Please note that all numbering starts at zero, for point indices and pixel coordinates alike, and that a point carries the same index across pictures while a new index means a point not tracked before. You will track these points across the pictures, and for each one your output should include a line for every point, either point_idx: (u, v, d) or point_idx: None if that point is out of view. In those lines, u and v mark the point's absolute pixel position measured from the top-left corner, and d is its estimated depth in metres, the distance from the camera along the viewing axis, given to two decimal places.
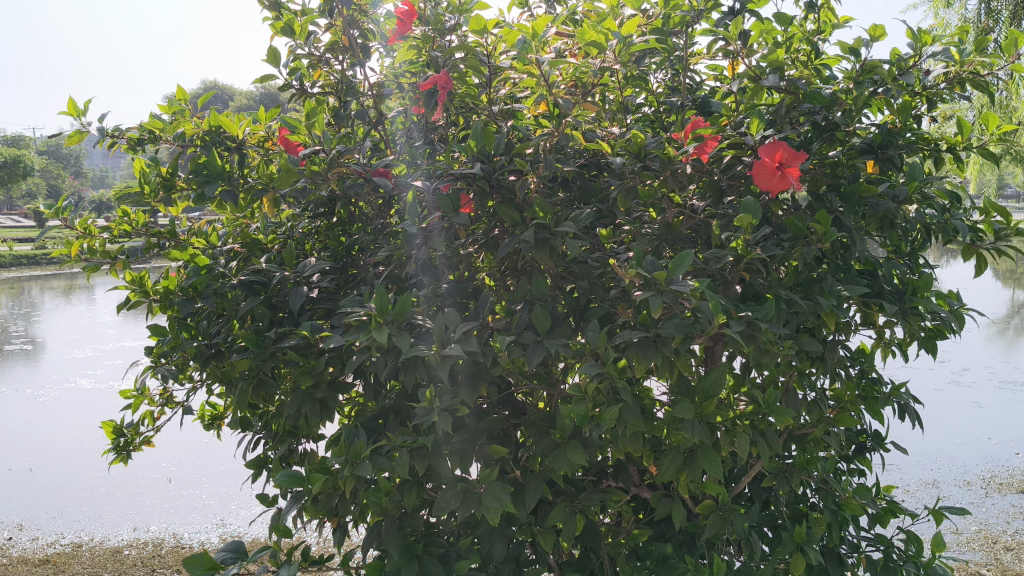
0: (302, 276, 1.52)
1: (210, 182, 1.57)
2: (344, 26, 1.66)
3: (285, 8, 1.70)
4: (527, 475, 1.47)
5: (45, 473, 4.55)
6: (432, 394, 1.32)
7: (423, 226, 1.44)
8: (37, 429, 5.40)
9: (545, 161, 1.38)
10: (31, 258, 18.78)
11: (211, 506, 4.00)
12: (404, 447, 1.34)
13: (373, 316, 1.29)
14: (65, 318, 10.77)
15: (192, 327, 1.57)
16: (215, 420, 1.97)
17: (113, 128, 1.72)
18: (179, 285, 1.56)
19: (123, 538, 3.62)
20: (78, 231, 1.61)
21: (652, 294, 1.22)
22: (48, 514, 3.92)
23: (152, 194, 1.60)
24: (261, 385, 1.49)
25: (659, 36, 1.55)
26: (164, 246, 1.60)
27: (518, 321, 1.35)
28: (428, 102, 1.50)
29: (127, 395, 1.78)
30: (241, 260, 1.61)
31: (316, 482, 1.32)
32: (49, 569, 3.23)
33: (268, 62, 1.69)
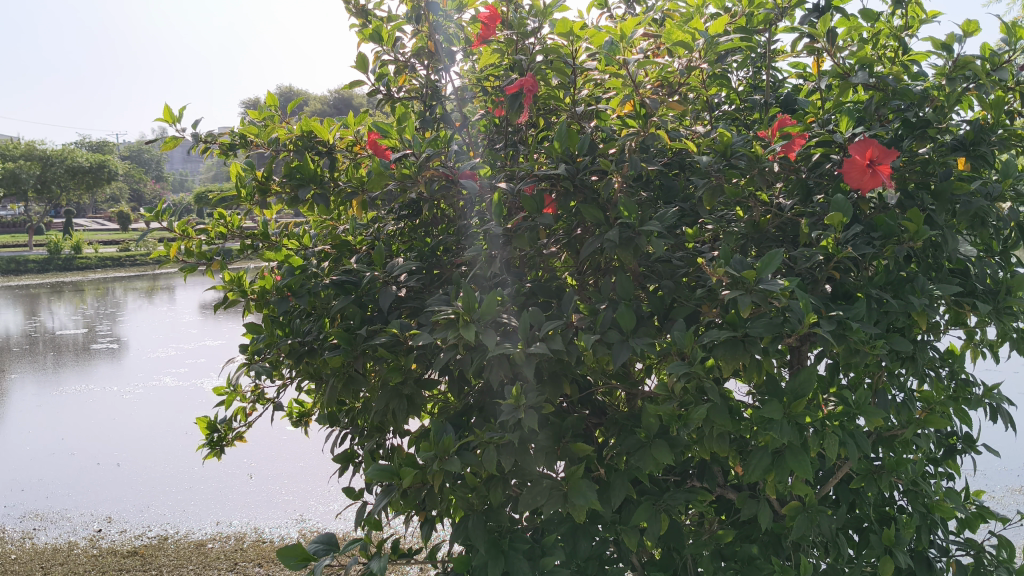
0: (391, 276, 1.56)
1: (304, 185, 1.64)
2: (430, 31, 1.71)
3: (371, 15, 1.74)
4: (612, 474, 1.48)
5: (132, 467, 4.72)
6: (519, 392, 1.33)
7: (508, 227, 1.46)
8: (124, 426, 5.59)
9: (631, 160, 1.38)
10: (117, 260, 19.40)
11: (291, 502, 4.09)
12: (490, 444, 1.36)
13: (460, 315, 1.31)
14: (150, 317, 11.12)
15: (286, 326, 1.63)
16: (303, 416, 2.03)
17: (206, 133, 1.76)
18: (274, 285, 1.61)
19: (207, 531, 3.73)
20: (176, 233, 1.66)
21: (741, 293, 1.22)
22: (135, 507, 4.06)
23: (248, 198, 1.66)
24: (351, 380, 1.55)
25: (743, 35, 1.55)
26: (259, 248, 1.67)
27: (602, 320, 1.33)
28: (514, 105, 1.50)
29: (219, 392, 1.84)
30: (331, 260, 1.66)
31: (406, 477, 1.35)
32: (137, 561, 3.35)
33: (355, 68, 1.73)
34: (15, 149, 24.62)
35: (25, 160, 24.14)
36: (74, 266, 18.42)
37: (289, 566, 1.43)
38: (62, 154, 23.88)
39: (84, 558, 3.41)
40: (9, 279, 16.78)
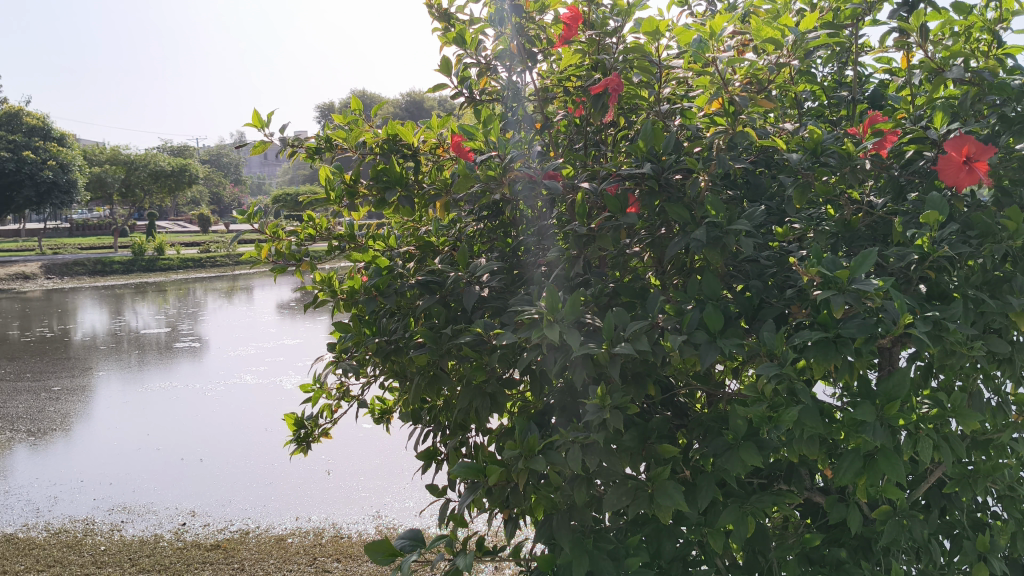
0: (474, 275, 1.56)
1: (390, 188, 1.67)
2: (512, 34, 1.68)
3: (455, 19, 1.75)
4: (698, 475, 1.46)
5: (214, 462, 4.85)
6: (604, 392, 1.32)
7: (592, 227, 1.45)
8: (207, 422, 5.75)
9: (719, 159, 1.36)
10: (198, 262, 19.95)
11: (368, 498, 4.16)
12: (576, 443, 1.35)
13: (544, 314, 1.30)
14: (231, 317, 11.41)
15: (372, 325, 1.67)
16: (386, 413, 2.07)
17: (294, 137, 1.80)
18: (363, 285, 1.65)
19: (287, 526, 3.81)
20: (267, 235, 1.74)
21: (834, 293, 1.19)
22: (218, 502, 4.18)
23: (337, 201, 1.70)
24: (435, 379, 1.58)
25: (831, 30, 1.53)
26: (345, 248, 1.75)
27: (689, 320, 1.32)
28: (598, 104, 1.49)
29: (306, 389, 1.91)
30: (416, 261, 1.70)
31: (491, 474, 1.36)
32: (221, 554, 3.44)
33: (438, 70, 1.75)
34: (101, 154, 25.53)
35: (110, 165, 25.03)
36: (157, 267, 19.04)
37: (376, 561, 1.46)
38: (145, 158, 24.70)
39: (170, 550, 3.52)
40: (97, 279, 17.42)
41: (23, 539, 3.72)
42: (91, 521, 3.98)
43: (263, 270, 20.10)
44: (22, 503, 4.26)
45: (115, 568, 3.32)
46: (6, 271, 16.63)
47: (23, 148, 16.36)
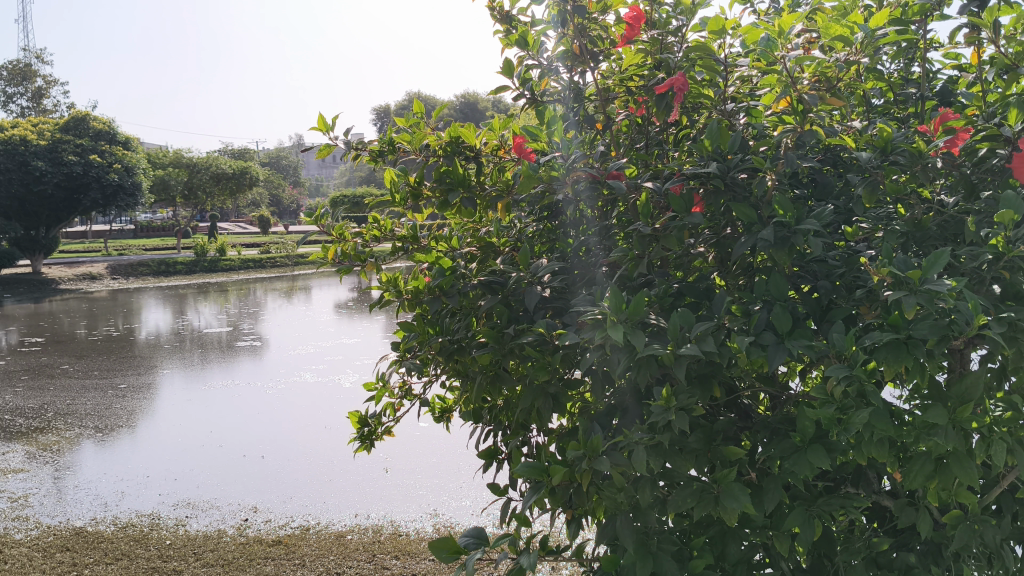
0: (536, 275, 1.56)
1: (453, 190, 1.69)
2: (575, 35, 1.67)
3: (516, 21, 1.76)
4: (764, 477, 1.45)
5: (275, 460, 4.93)
6: (669, 393, 1.31)
7: (657, 227, 1.44)
8: (267, 420, 5.86)
9: (787, 158, 1.34)
10: (258, 262, 20.30)
11: (425, 496, 4.19)
12: (641, 444, 1.34)
13: (608, 314, 1.29)
14: (291, 317, 11.60)
15: (436, 325, 1.69)
16: (446, 412, 2.10)
17: (357, 140, 1.83)
18: (427, 285, 1.67)
19: (346, 522, 3.86)
20: (334, 236, 1.79)
21: (905, 293, 1.18)
22: (279, 498, 4.25)
23: (401, 202, 1.73)
24: (497, 378, 1.59)
25: (900, 26, 1.50)
26: (408, 250, 1.78)
27: (757, 321, 1.31)
28: (662, 104, 1.49)
29: (370, 387, 1.95)
30: (478, 262, 1.71)
31: (555, 474, 1.36)
32: (282, 550, 3.50)
33: (501, 73, 1.76)
34: (164, 157, 26.16)
35: (173, 167, 25.64)
36: (219, 267, 19.45)
37: (441, 558, 1.47)
38: (207, 162, 25.24)
39: (234, 545, 3.59)
40: (161, 279, 17.84)
41: (93, 532, 3.83)
42: (157, 515, 4.07)
43: (321, 270, 20.41)
44: (91, 498, 4.38)
45: (180, 562, 3.40)
46: (75, 271, 17.14)
47: (91, 152, 16.84)
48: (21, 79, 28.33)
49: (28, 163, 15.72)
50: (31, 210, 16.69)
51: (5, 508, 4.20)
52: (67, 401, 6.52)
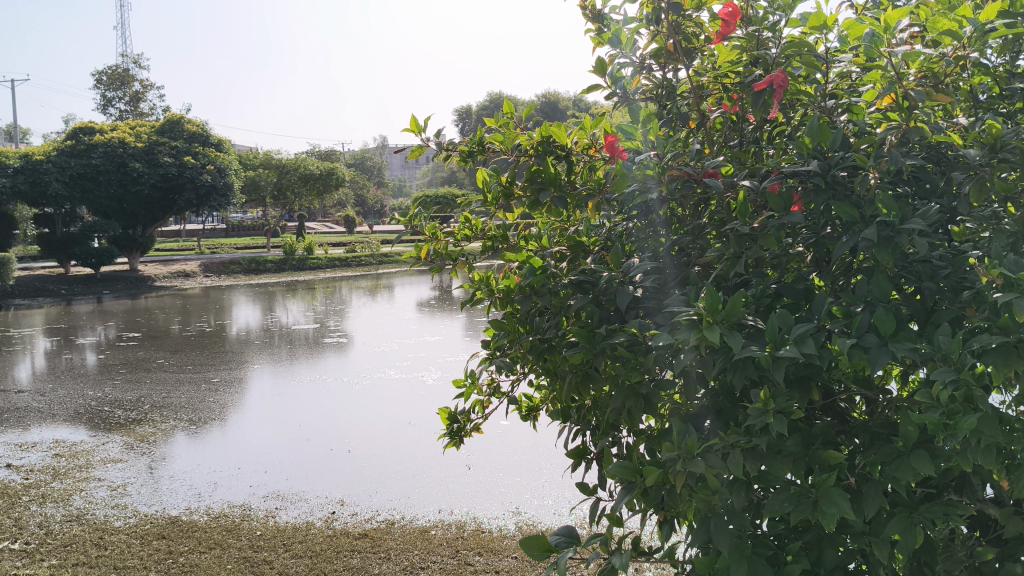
0: (627, 275, 1.54)
1: (544, 189, 1.71)
2: (669, 32, 1.67)
3: (608, 20, 1.75)
4: (863, 483, 1.41)
5: (360, 454, 5.03)
6: (767, 395, 1.29)
7: (754, 227, 1.42)
8: (353, 415, 5.98)
9: (891, 155, 1.32)
10: (343, 262, 20.69)
11: (507, 494, 4.22)
12: (737, 447, 1.32)
13: (703, 316, 1.27)
14: (376, 315, 11.80)
15: (526, 323, 1.69)
16: (533, 410, 2.10)
17: (448, 141, 1.85)
18: (519, 284, 1.68)
19: (430, 518, 3.91)
20: (425, 236, 1.80)
21: (1017, 296, 1.13)
22: (365, 492, 4.33)
23: (493, 202, 1.77)
24: (587, 378, 1.58)
25: (1011, 16, 1.45)
26: (499, 248, 1.82)
27: (858, 323, 1.28)
28: (759, 101, 1.47)
29: (459, 384, 1.97)
30: (569, 261, 1.69)
31: (649, 476, 1.35)
32: (368, 543, 3.56)
33: (593, 72, 1.75)
34: (253, 159, 26.89)
35: (263, 168, 26.31)
36: (306, 266, 19.88)
37: (532, 556, 1.48)
38: (295, 163, 25.85)
39: (321, 537, 3.67)
40: (251, 278, 18.34)
41: (187, 521, 3.96)
42: (248, 506, 4.20)
43: (404, 269, 20.67)
44: (186, 488, 4.54)
45: (270, 552, 3.49)
46: (169, 269, 17.75)
47: (185, 154, 17.39)
48: (120, 84, 29.46)
49: (126, 165, 16.38)
50: (129, 211, 17.35)
51: (105, 496, 4.39)
52: (163, 394, 6.77)
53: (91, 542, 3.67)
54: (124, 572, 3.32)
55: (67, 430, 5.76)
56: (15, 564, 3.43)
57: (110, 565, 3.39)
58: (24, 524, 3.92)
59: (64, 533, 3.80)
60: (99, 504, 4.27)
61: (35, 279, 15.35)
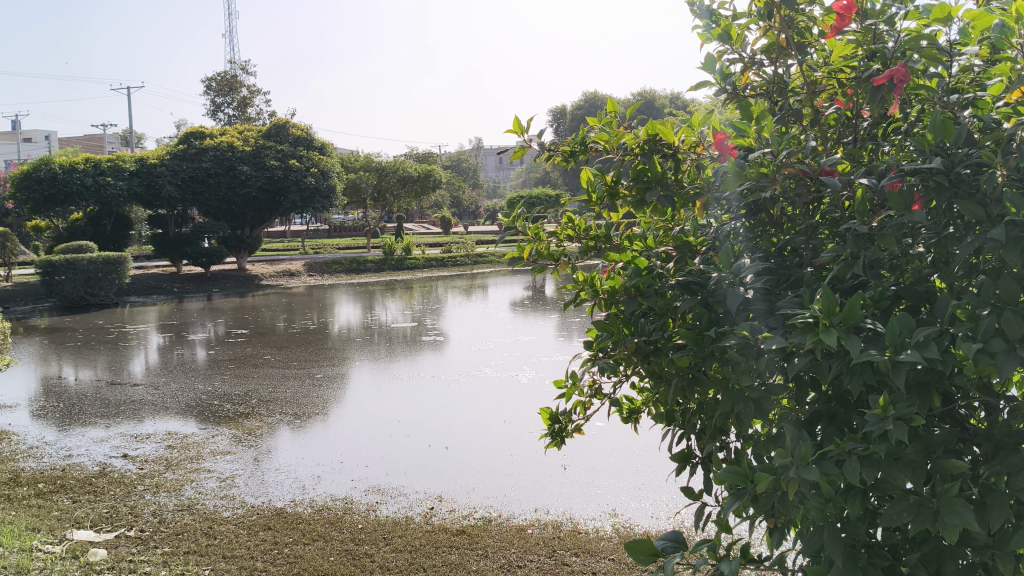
0: (739, 276, 1.47)
1: (650, 188, 1.70)
2: (780, 28, 1.67)
3: (717, 15, 1.72)
4: (988, 493, 1.35)
5: (458, 451, 5.08)
6: (886, 401, 1.24)
7: (872, 226, 1.37)
8: (451, 412, 6.05)
9: (1021, 151, 1.26)
10: (440, 262, 20.94)
11: (604, 495, 4.20)
12: (854, 453, 1.28)
13: (819, 319, 1.25)
14: (474, 314, 11.89)
15: (631, 324, 1.65)
16: (635, 413, 2.08)
17: (550, 141, 1.85)
18: (624, 285, 1.65)
19: (526, 517, 3.93)
20: (528, 237, 1.82)
21: None
22: (462, 489, 4.38)
23: (598, 202, 1.78)
24: (695, 382, 1.55)
25: None
26: (602, 249, 1.80)
27: (985, 327, 1.23)
28: (878, 97, 1.42)
29: (561, 384, 1.97)
30: (676, 262, 1.64)
31: (760, 482, 1.33)
32: (466, 540, 3.59)
33: (702, 69, 1.73)
34: (355, 161, 27.48)
35: (364, 171, 26.79)
36: (403, 266, 20.20)
37: (639, 560, 1.48)
38: (394, 165, 26.27)
39: (421, 532, 3.73)
40: (351, 277, 18.72)
41: (292, 513, 4.08)
42: (350, 500, 4.29)
43: (500, 270, 20.78)
44: (290, 480, 4.67)
45: (371, 546, 3.56)
46: (275, 268, 18.30)
47: (290, 157, 17.81)
48: (229, 90, 30.50)
49: (235, 168, 16.97)
50: (237, 212, 17.95)
51: (214, 487, 4.55)
52: (269, 388, 6.99)
53: (202, 532, 3.81)
54: (232, 561, 3.44)
55: (178, 423, 6.00)
56: (131, 550, 3.59)
57: (219, 554, 3.51)
58: (139, 513, 4.10)
59: (176, 522, 3.95)
60: (209, 494, 4.43)
61: (150, 278, 16.07)
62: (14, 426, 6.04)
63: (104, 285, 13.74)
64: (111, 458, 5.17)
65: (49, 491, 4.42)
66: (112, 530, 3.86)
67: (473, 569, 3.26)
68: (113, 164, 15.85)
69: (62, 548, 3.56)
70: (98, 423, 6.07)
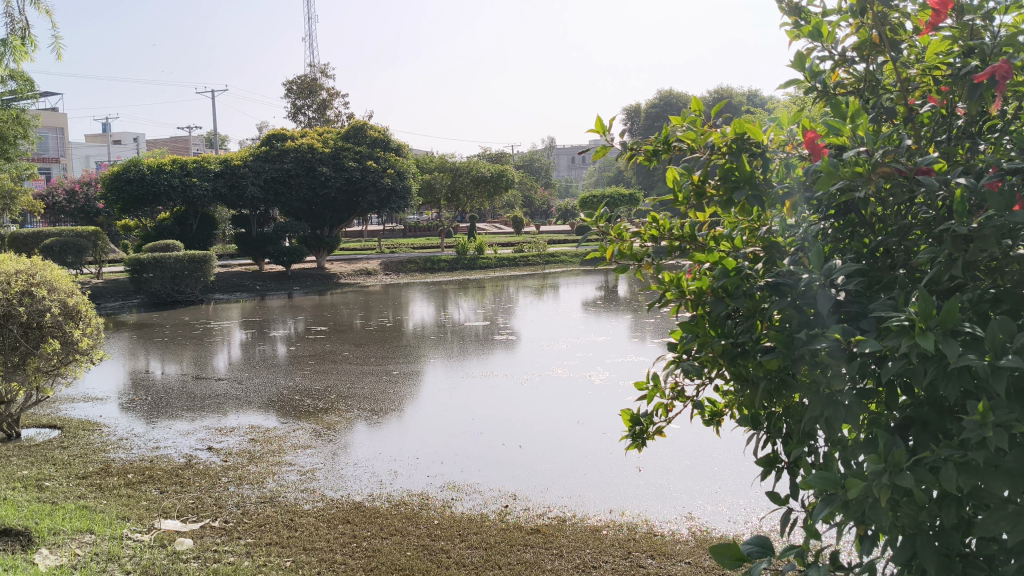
0: (830, 277, 1.44)
1: (739, 188, 1.68)
2: (874, 24, 1.64)
3: (807, 13, 1.70)
4: None
5: (532, 450, 5.10)
6: (986, 408, 1.21)
7: (970, 228, 1.34)
8: (525, 411, 6.07)
9: None
10: (512, 262, 21.01)
11: (680, 498, 4.17)
12: (950, 460, 1.25)
13: (916, 322, 1.22)
14: (548, 313, 11.90)
15: (718, 326, 1.64)
16: (717, 416, 2.06)
17: (633, 141, 1.87)
18: (711, 286, 1.64)
19: (601, 517, 3.92)
20: (611, 237, 1.82)
21: None
22: (536, 488, 4.39)
23: (684, 201, 1.77)
24: (783, 385, 1.52)
25: None
26: (688, 250, 1.78)
27: None
28: (979, 94, 1.38)
29: (642, 387, 1.96)
30: (764, 264, 1.63)
31: (852, 488, 1.30)
32: (542, 539, 3.61)
33: (792, 68, 1.71)
34: (430, 161, 27.77)
35: (439, 171, 27.03)
36: (476, 265, 20.32)
37: (724, 564, 1.45)
38: (468, 166, 26.44)
39: (497, 530, 3.75)
40: (425, 276, 18.93)
41: (370, 507, 4.15)
42: (426, 495, 4.35)
43: (572, 270, 20.75)
44: (368, 475, 4.75)
45: (447, 542, 3.59)
46: (352, 266, 18.62)
47: (368, 158, 18.09)
48: (308, 92, 31.10)
49: (314, 169, 17.31)
50: (316, 212, 18.32)
51: (294, 480, 4.66)
52: (347, 384, 7.12)
53: (283, 524, 3.91)
54: (313, 553, 3.51)
55: (259, 417, 6.15)
56: (216, 541, 3.70)
57: (300, 546, 3.60)
58: (223, 504, 4.22)
59: (259, 514, 4.06)
60: (290, 487, 4.54)
61: (233, 275, 16.53)
62: (105, 418, 6.28)
63: (189, 282, 14.17)
64: (196, 450, 5.33)
65: (138, 481, 4.59)
66: (197, 521, 3.98)
67: (548, 568, 3.27)
68: (199, 165, 16.34)
69: (150, 537, 3.69)
70: (184, 416, 6.27)
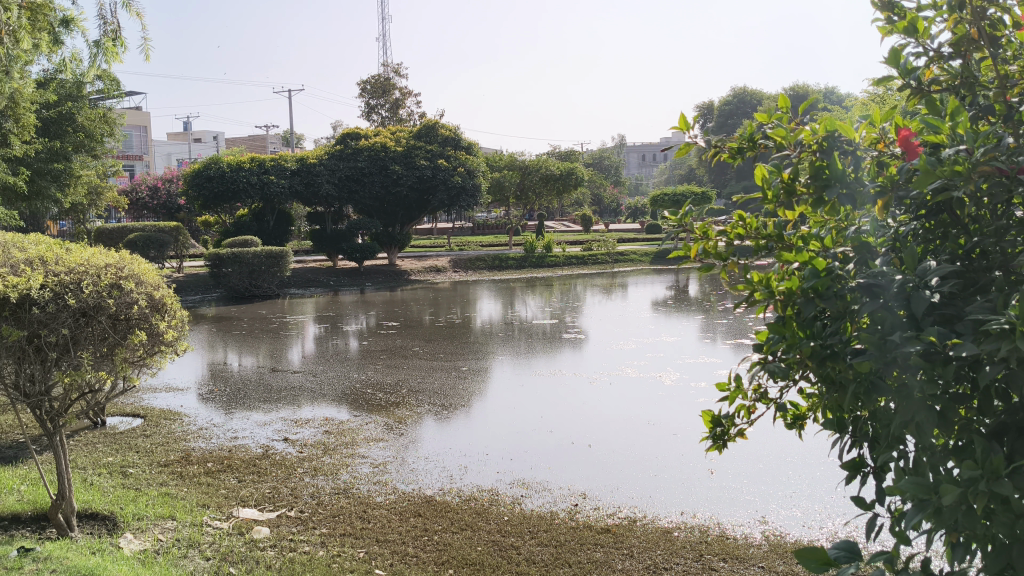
0: (925, 278, 1.41)
1: (829, 187, 1.68)
2: (973, 19, 1.59)
3: (901, 8, 1.66)
4: None
5: (601, 450, 5.09)
6: None
7: None
8: (595, 410, 6.06)
9: None
10: (581, 261, 20.94)
11: (753, 502, 4.11)
12: None
13: (1017, 325, 1.19)
14: (617, 313, 11.83)
15: (806, 327, 1.62)
16: (801, 419, 2.01)
17: (717, 137, 1.85)
18: (800, 286, 1.61)
19: (671, 519, 3.90)
20: (696, 235, 1.81)
21: None
22: (606, 488, 4.38)
23: (774, 199, 1.75)
24: (872, 389, 1.49)
25: None
26: (773, 248, 1.74)
27: None
28: None
29: (723, 388, 1.94)
30: (855, 264, 1.59)
31: (946, 494, 1.27)
32: (612, 538, 3.60)
33: (885, 65, 1.68)
34: (500, 160, 27.86)
35: (508, 170, 27.11)
36: (545, 264, 20.31)
37: (810, 568, 1.43)
38: (538, 164, 26.45)
39: (566, 528, 3.76)
40: (494, 274, 19.00)
41: (440, 501, 4.20)
42: (496, 491, 4.37)
43: (641, 270, 20.58)
44: (438, 469, 4.80)
45: (517, 538, 3.61)
46: (423, 264, 18.79)
47: (439, 156, 18.23)
48: (382, 92, 31.50)
49: (387, 167, 17.53)
50: (388, 209, 18.54)
51: (367, 472, 4.74)
52: (418, 379, 7.21)
53: (357, 515, 3.98)
54: (385, 545, 3.56)
55: (332, 410, 6.27)
56: (291, 530, 3.78)
57: (373, 538, 3.65)
58: (299, 494, 4.32)
59: (334, 504, 4.14)
60: (363, 479, 4.61)
61: (308, 271, 16.86)
62: (186, 408, 6.48)
63: (266, 277, 14.49)
64: (273, 441, 5.46)
65: (217, 470, 4.72)
66: (274, 510, 4.08)
67: (618, 568, 3.27)
68: (276, 163, 16.70)
69: (229, 525, 3.79)
70: (260, 408, 6.42)
